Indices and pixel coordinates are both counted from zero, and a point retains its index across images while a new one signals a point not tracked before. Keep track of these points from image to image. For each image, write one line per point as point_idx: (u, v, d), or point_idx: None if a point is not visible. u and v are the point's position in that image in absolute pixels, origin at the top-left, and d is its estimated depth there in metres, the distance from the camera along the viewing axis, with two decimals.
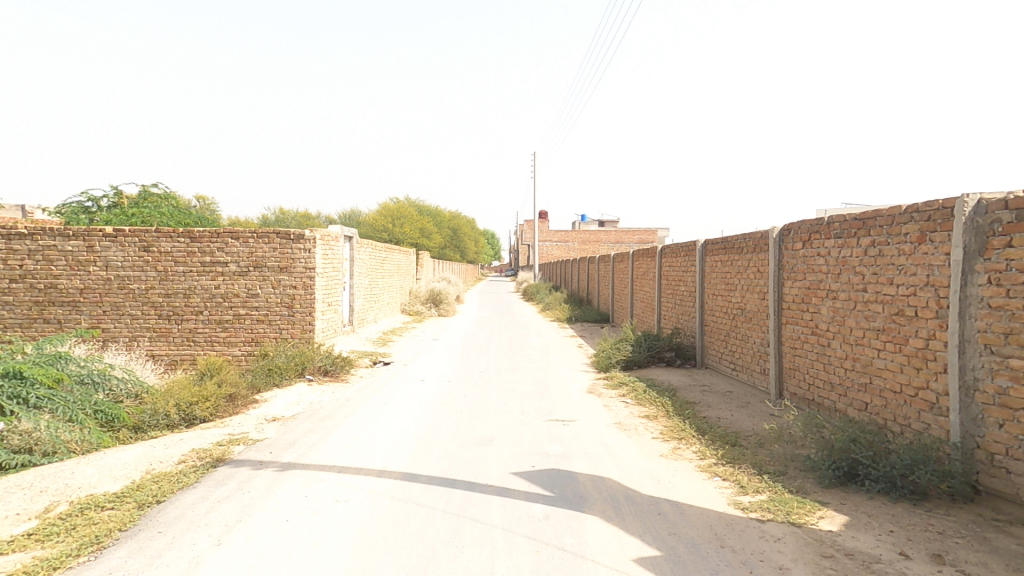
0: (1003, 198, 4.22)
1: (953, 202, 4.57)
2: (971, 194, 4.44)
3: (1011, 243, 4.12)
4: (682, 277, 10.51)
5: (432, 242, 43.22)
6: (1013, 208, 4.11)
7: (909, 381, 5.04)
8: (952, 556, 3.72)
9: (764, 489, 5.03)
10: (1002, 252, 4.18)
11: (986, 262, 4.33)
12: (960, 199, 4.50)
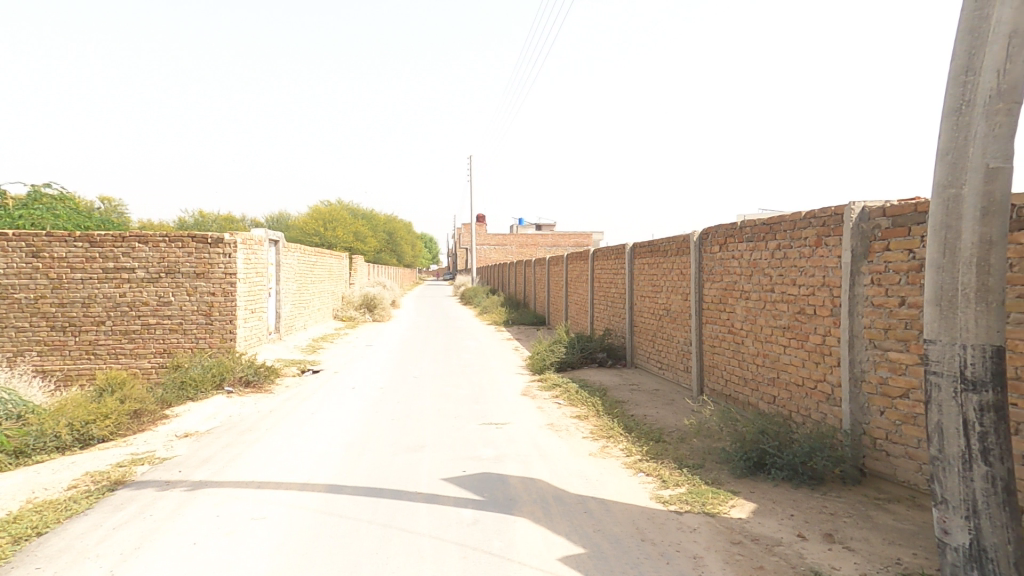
0: (882, 206, 4.65)
1: (843, 209, 4.99)
2: (856, 202, 4.86)
3: (888, 247, 4.54)
4: (613, 279, 10.85)
5: (370, 246, 42.34)
6: (890, 215, 4.54)
7: (810, 374, 5.45)
8: (841, 535, 4.04)
9: (683, 482, 5.28)
10: (882, 255, 4.60)
11: (869, 264, 4.75)
12: (847, 207, 4.92)
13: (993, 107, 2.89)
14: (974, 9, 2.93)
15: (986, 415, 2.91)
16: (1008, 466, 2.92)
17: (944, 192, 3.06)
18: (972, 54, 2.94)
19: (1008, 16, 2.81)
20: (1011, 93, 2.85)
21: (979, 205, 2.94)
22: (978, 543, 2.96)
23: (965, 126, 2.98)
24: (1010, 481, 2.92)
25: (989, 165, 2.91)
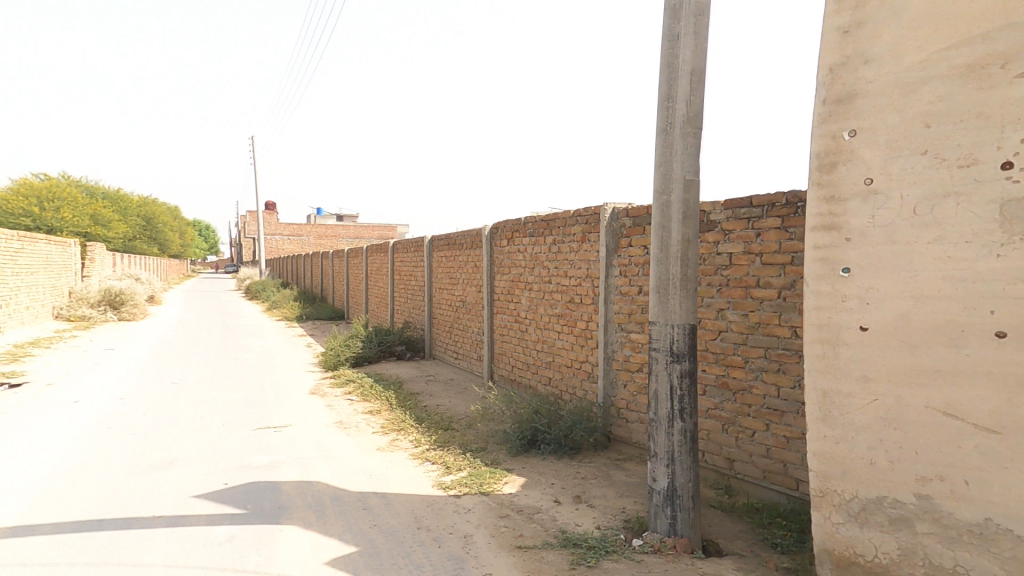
0: (626, 207, 5.40)
1: (599, 209, 5.67)
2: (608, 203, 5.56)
3: (632, 243, 5.30)
4: (413, 272, 10.77)
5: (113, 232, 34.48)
6: (632, 216, 5.31)
7: (576, 356, 6.10)
8: (587, 495, 4.57)
9: (465, 466, 5.42)
10: (627, 251, 5.35)
11: (618, 258, 5.48)
12: (602, 207, 5.59)
13: (686, 131, 3.46)
14: (671, 47, 3.48)
15: (683, 380, 3.48)
16: (689, 419, 3.48)
17: (658, 197, 3.56)
18: (671, 83, 3.48)
19: (689, 56, 3.40)
20: (696, 119, 3.44)
21: (679, 210, 3.49)
22: (673, 483, 3.47)
23: (670, 143, 3.52)
24: (690, 432, 3.49)
25: (686, 177, 3.48)
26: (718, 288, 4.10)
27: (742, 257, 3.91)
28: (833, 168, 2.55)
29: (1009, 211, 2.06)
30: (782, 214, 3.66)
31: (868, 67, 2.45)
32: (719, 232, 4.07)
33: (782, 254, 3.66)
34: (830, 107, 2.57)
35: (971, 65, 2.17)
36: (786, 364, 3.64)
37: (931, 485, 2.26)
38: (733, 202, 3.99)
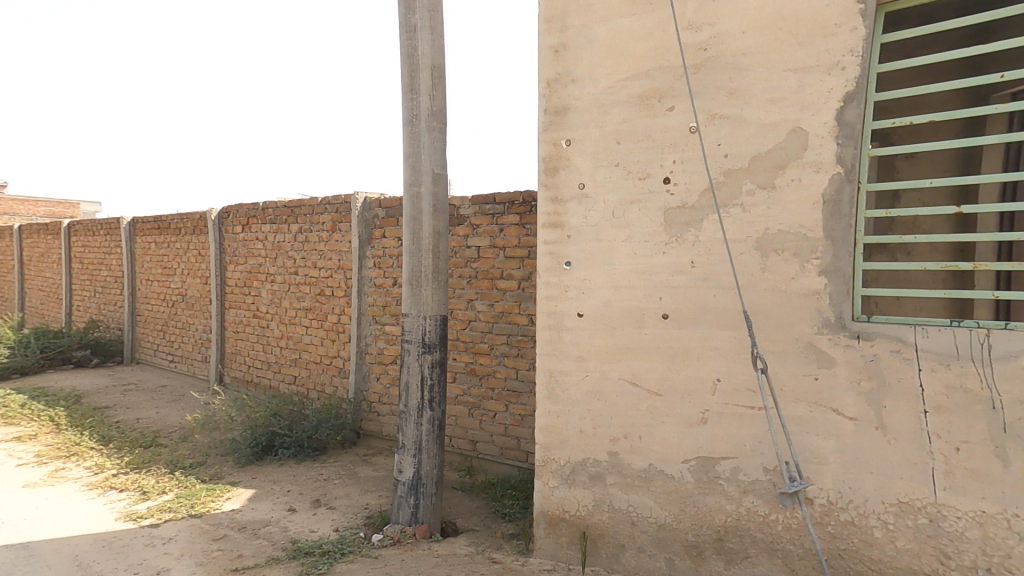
0: (379, 197, 5.13)
1: (350, 198, 5.22)
2: (359, 193, 5.15)
3: (386, 234, 5.05)
4: (105, 261, 8.47)
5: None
6: (385, 207, 5.08)
7: (327, 352, 5.54)
8: (328, 497, 4.21)
9: (171, 487, 4.39)
10: (381, 242, 5.07)
11: (372, 250, 5.15)
12: (352, 197, 5.15)
13: (431, 125, 3.24)
14: (407, 38, 3.22)
15: (434, 370, 3.31)
16: (440, 408, 3.36)
17: (409, 189, 3.26)
18: (412, 75, 3.22)
19: (428, 51, 3.20)
20: (441, 115, 3.25)
21: (429, 203, 3.23)
22: (418, 472, 3.31)
23: (416, 135, 3.25)
24: (440, 420, 3.38)
25: (434, 171, 3.24)
26: (467, 280, 4.17)
27: (489, 251, 4.06)
28: (555, 172, 2.57)
29: (672, 218, 2.31)
30: (520, 211, 3.91)
31: (573, 85, 2.51)
32: (467, 227, 4.15)
33: (521, 249, 3.92)
34: (548, 117, 2.57)
35: (641, 96, 2.36)
36: (523, 349, 3.91)
37: (619, 444, 2.50)
38: (480, 199, 4.10)
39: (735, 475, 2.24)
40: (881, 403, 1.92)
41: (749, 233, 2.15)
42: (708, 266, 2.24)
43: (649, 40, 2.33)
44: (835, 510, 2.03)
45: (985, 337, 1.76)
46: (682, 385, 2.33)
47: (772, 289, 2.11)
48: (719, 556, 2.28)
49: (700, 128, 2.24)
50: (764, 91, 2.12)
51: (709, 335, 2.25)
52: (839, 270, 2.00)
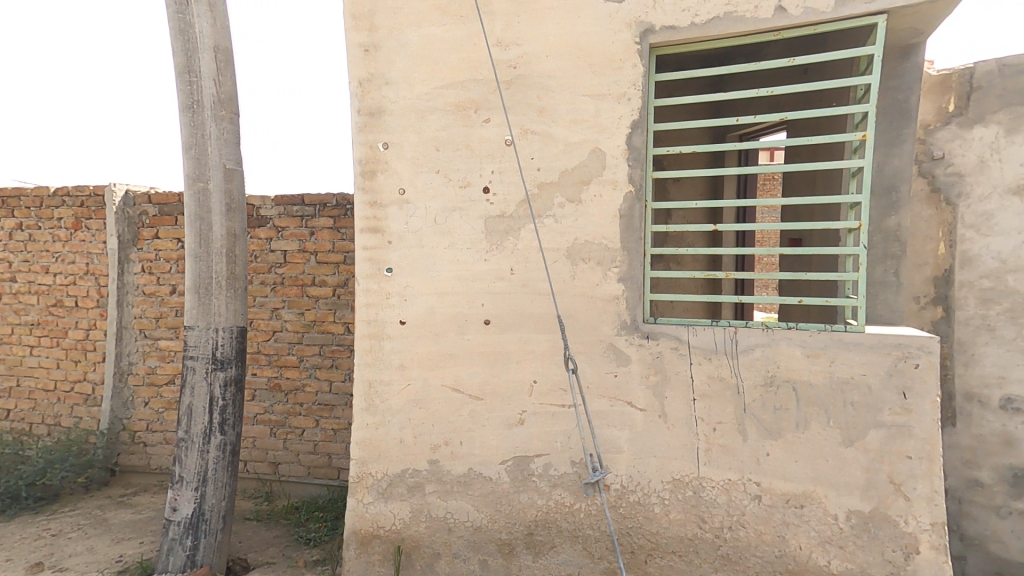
0: (147, 192, 3.86)
1: (101, 190, 3.84)
2: (117, 184, 3.84)
3: (158, 235, 3.85)
4: None
5: None
6: (156, 203, 3.84)
7: (65, 377, 4.05)
8: (55, 558, 3.06)
9: None
10: (152, 244, 3.86)
11: (139, 252, 3.89)
12: (107, 188, 3.81)
13: (218, 114, 2.47)
14: (177, 11, 2.40)
15: (228, 389, 2.56)
16: (235, 431, 2.63)
17: (190, 186, 2.46)
18: (188, 53, 2.41)
19: (208, 30, 2.42)
20: (232, 103, 2.51)
21: (220, 202, 2.47)
22: (199, 506, 2.56)
23: (198, 124, 2.46)
24: (233, 444, 2.62)
25: (226, 166, 2.50)
26: (272, 287, 3.46)
27: (297, 255, 3.42)
28: (373, 175, 2.44)
29: (491, 226, 2.37)
30: (333, 214, 3.37)
31: (387, 88, 2.40)
32: (270, 230, 3.44)
33: (335, 253, 3.38)
34: (361, 118, 2.43)
35: (458, 106, 2.35)
36: (339, 360, 3.41)
37: (439, 451, 2.45)
38: (285, 197, 3.43)
39: (546, 470, 2.37)
40: (664, 394, 2.22)
41: (561, 243, 2.31)
42: (525, 273, 2.35)
43: (462, 52, 2.33)
44: (627, 493, 2.28)
45: (734, 334, 2.12)
46: (501, 388, 2.39)
47: (580, 295, 2.30)
48: (528, 550, 2.37)
49: (514, 141, 2.31)
50: (568, 110, 2.25)
51: (527, 339, 2.36)
52: (633, 278, 2.24)
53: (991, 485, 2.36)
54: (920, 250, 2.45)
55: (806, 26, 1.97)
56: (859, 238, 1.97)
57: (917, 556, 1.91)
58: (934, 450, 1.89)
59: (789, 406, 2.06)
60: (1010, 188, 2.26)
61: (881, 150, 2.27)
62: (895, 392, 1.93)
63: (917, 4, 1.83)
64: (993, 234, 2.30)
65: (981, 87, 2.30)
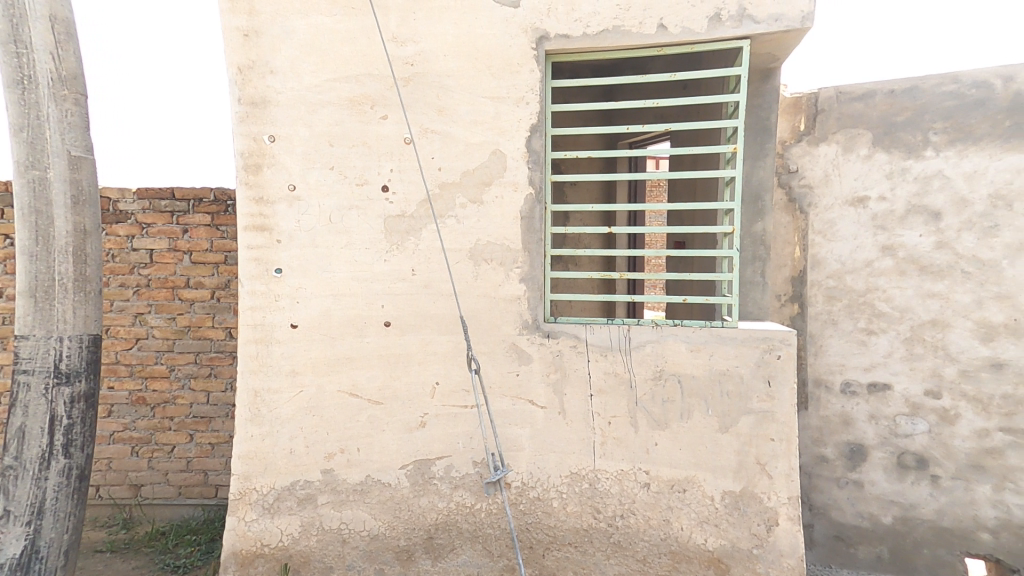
0: None
1: None
2: None
3: None
4: None
5: None
6: None
7: None
8: None
9: None
10: None
11: None
12: None
13: (59, 94, 2.06)
14: None
15: (75, 406, 2.15)
16: (85, 452, 2.21)
17: (19, 175, 2.02)
18: (11, 21, 1.96)
19: None
20: (76, 82, 2.10)
21: (64, 195, 2.07)
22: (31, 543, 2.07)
23: (29, 105, 2.02)
24: (81, 468, 2.20)
25: (70, 152, 2.09)
26: (134, 290, 3.06)
27: (166, 255, 3.06)
28: (257, 170, 2.26)
29: (391, 226, 2.30)
30: (210, 210, 3.06)
31: (272, 78, 2.24)
32: (132, 226, 3.03)
33: (214, 253, 3.07)
34: (242, 108, 2.24)
35: (352, 101, 2.26)
36: (217, 368, 3.10)
37: (334, 459, 2.31)
38: (150, 190, 3.05)
39: (447, 472, 2.33)
40: (563, 391, 2.30)
41: (463, 243, 2.30)
42: (427, 274, 2.31)
43: (355, 45, 2.25)
44: (527, 489, 2.33)
45: (627, 331, 2.25)
46: (402, 391, 2.32)
47: (483, 296, 2.31)
48: (428, 555, 2.32)
49: (414, 139, 2.27)
50: (467, 112, 2.26)
51: (429, 340, 2.32)
52: (533, 278, 2.29)
53: (833, 460, 2.73)
54: (780, 254, 2.77)
55: (684, 45, 2.15)
56: (732, 242, 2.20)
57: (777, 527, 2.15)
58: (791, 431, 2.14)
59: (674, 398, 2.22)
60: (847, 201, 2.65)
61: (749, 161, 2.53)
62: (762, 381, 2.16)
63: (773, 33, 2.07)
64: (835, 240, 2.67)
65: (824, 110, 2.67)
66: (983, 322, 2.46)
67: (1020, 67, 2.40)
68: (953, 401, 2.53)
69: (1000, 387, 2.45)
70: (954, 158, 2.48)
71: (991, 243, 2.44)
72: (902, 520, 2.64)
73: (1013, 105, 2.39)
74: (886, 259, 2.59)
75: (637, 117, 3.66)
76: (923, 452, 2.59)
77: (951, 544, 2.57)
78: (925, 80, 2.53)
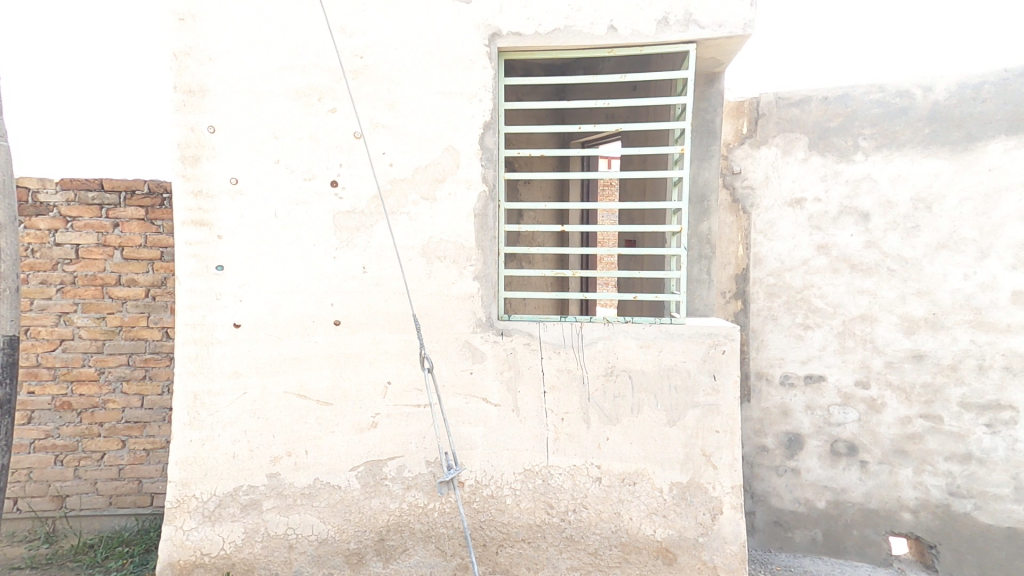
0: None
1: None
2: None
3: None
4: None
5: None
6: None
7: None
8: None
9: None
10: None
11: None
12: None
13: None
14: None
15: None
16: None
17: None
18: None
19: None
20: None
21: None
22: None
23: None
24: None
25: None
26: (58, 288, 2.84)
27: (94, 250, 2.85)
28: (195, 162, 2.14)
29: (340, 222, 2.23)
30: (144, 204, 2.88)
31: (211, 65, 2.12)
32: (55, 219, 2.81)
33: (148, 249, 2.89)
34: (178, 95, 2.11)
35: (298, 92, 2.17)
36: (153, 370, 2.93)
37: (281, 463, 2.23)
38: (75, 181, 2.83)
39: (400, 473, 2.30)
40: (517, 388, 2.30)
41: (415, 240, 2.26)
42: (379, 271, 2.26)
43: (299, 34, 2.16)
44: (480, 487, 2.32)
45: (580, 328, 2.28)
46: (352, 391, 2.26)
47: (436, 293, 2.28)
48: (379, 557, 2.28)
49: (364, 134, 2.21)
50: (418, 107, 2.22)
51: (380, 338, 2.27)
52: (487, 276, 2.28)
53: (773, 449, 2.87)
54: (725, 252, 2.88)
55: (634, 47, 2.19)
56: (680, 241, 2.27)
57: (721, 515, 2.24)
58: (734, 423, 2.22)
59: (625, 393, 2.27)
60: (786, 202, 2.78)
61: (695, 162, 2.60)
62: (707, 375, 2.24)
63: (717, 38, 2.13)
64: (774, 239, 2.80)
65: (764, 114, 2.79)
66: (906, 316, 2.64)
67: (938, 79, 2.58)
68: (880, 390, 2.71)
69: (920, 377, 2.65)
70: (882, 163, 2.64)
71: (913, 243, 2.61)
72: (834, 504, 2.81)
73: (932, 114, 2.57)
74: (821, 258, 2.74)
75: (589, 117, 3.70)
76: (853, 440, 2.76)
77: (877, 524, 2.76)
78: (855, 88, 2.68)
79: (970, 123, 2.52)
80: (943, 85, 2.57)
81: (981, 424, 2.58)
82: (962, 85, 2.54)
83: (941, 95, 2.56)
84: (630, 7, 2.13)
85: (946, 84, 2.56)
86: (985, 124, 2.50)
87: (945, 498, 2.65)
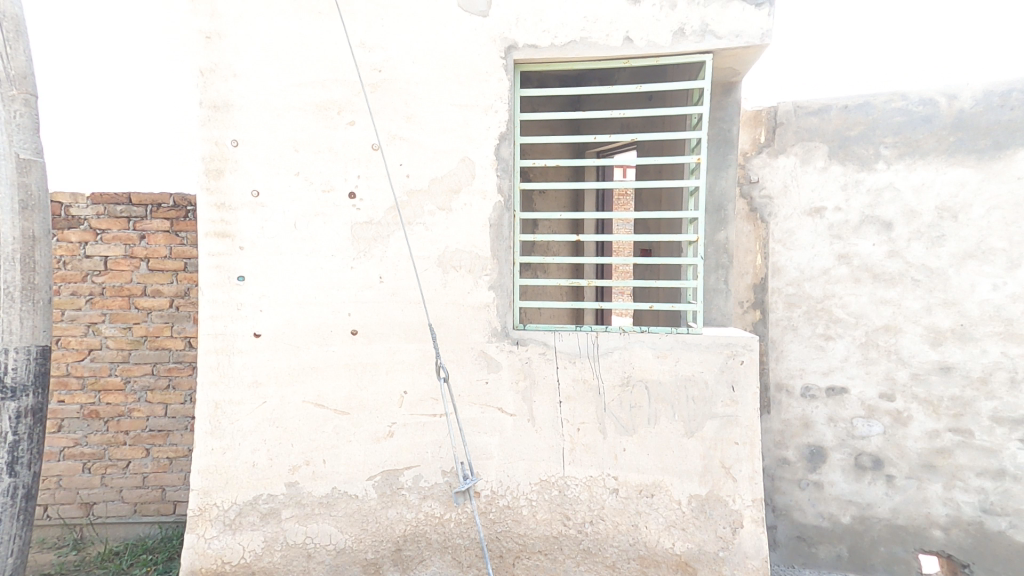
0: None
1: None
2: None
3: None
4: None
5: None
6: None
7: None
8: None
9: None
10: None
11: None
12: None
13: (5, 93, 1.84)
14: None
15: (20, 422, 1.90)
16: (30, 471, 1.95)
17: None
18: None
19: None
20: (27, 82, 1.88)
21: (10, 198, 1.84)
22: None
23: None
24: (26, 488, 1.94)
25: (18, 155, 1.86)
26: (87, 299, 2.93)
27: (122, 262, 2.94)
28: (218, 175, 2.21)
29: (358, 233, 2.27)
30: (169, 216, 2.97)
31: (234, 81, 2.20)
32: (85, 232, 2.91)
33: (172, 260, 2.98)
34: (203, 111, 2.18)
35: (317, 106, 2.23)
36: (176, 379, 3.00)
37: (299, 472, 2.26)
38: (105, 195, 2.94)
39: (416, 482, 2.30)
40: (532, 398, 2.30)
41: (431, 251, 2.29)
42: (395, 281, 2.29)
43: (318, 50, 2.22)
44: (496, 498, 2.31)
45: (595, 339, 2.27)
46: (369, 401, 2.28)
47: (452, 303, 2.30)
48: (396, 567, 2.28)
49: (381, 146, 2.25)
50: (435, 119, 2.26)
51: (397, 349, 2.29)
52: (502, 286, 2.29)
53: (794, 462, 2.80)
54: (742, 262, 2.85)
55: (649, 57, 2.20)
56: (697, 250, 2.25)
57: (742, 529, 2.19)
58: (754, 435, 2.18)
59: (641, 403, 2.25)
60: (805, 211, 2.74)
61: (711, 172, 2.60)
62: (725, 386, 2.21)
63: (734, 48, 2.14)
64: (793, 248, 2.76)
65: (782, 123, 2.77)
66: (932, 327, 2.58)
67: (964, 86, 2.53)
68: (906, 403, 2.63)
69: (948, 390, 2.57)
70: (904, 172, 2.60)
71: (939, 252, 2.56)
72: (860, 520, 2.73)
73: (956, 122, 2.53)
74: (841, 267, 2.69)
75: (604, 127, 3.72)
76: (878, 453, 2.69)
77: (905, 542, 2.67)
78: (877, 97, 2.65)
79: (997, 131, 2.47)
80: (968, 93, 2.52)
81: (1014, 439, 2.49)
82: (988, 93, 2.49)
83: (967, 103, 2.52)
84: (646, 18, 2.15)
85: (971, 92, 2.52)
86: (1013, 132, 2.44)
87: (977, 515, 2.56)
